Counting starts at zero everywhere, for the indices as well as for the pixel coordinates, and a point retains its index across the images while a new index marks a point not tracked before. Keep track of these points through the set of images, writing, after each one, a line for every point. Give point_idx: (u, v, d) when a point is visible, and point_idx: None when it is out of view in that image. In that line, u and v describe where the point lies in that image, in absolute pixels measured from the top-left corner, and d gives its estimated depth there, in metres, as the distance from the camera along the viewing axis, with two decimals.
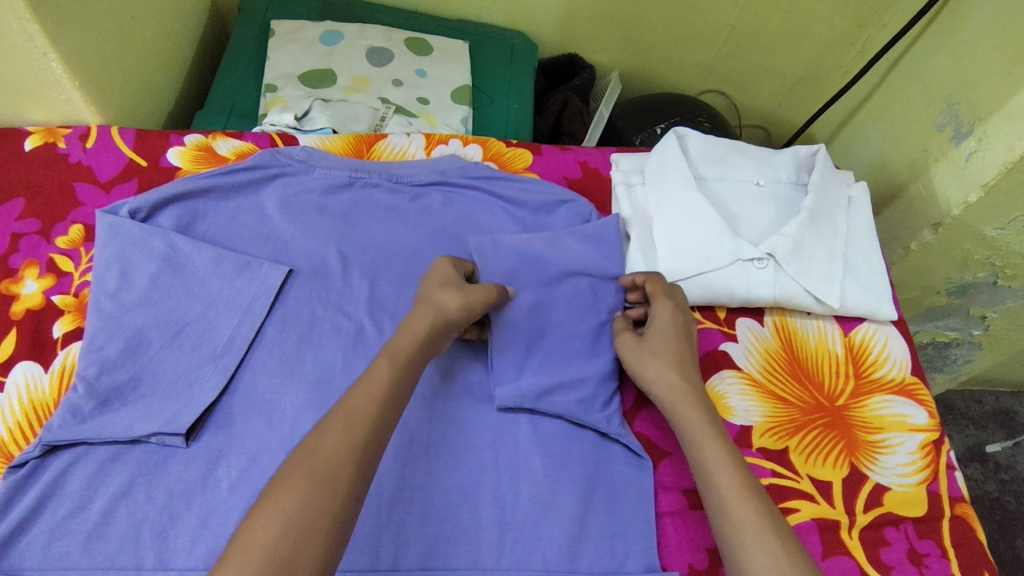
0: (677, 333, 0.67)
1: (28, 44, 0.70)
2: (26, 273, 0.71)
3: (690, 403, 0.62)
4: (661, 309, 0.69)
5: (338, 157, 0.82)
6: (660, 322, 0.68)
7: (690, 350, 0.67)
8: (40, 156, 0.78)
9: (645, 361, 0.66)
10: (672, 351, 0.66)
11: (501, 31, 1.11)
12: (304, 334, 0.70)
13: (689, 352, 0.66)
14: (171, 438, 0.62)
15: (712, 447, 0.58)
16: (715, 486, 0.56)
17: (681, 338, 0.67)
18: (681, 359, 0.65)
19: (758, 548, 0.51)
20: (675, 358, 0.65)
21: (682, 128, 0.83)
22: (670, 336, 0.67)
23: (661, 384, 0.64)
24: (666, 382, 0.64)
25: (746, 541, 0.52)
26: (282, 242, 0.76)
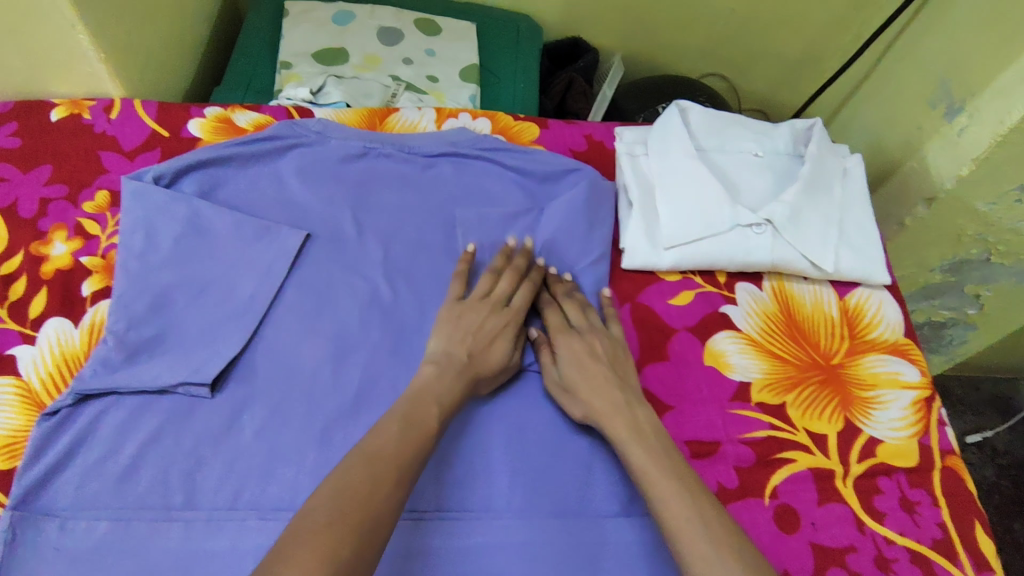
0: (590, 357, 0.67)
1: (57, 16, 0.73)
2: (55, 236, 0.74)
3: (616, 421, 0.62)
4: (562, 341, 0.69)
5: (351, 129, 0.85)
6: (570, 351, 0.68)
7: (612, 364, 0.67)
8: (66, 127, 0.81)
9: (571, 396, 0.66)
10: (593, 373, 0.66)
11: (507, 13, 1.14)
12: (322, 294, 0.73)
13: (609, 367, 0.67)
14: (197, 388, 0.65)
15: (639, 456, 0.58)
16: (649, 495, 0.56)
17: (591, 361, 0.67)
18: (605, 377, 0.65)
19: (696, 548, 0.51)
20: (599, 382, 0.65)
21: (684, 101, 0.86)
22: (586, 362, 0.66)
23: (590, 415, 0.64)
24: (594, 410, 0.63)
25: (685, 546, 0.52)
26: (299, 208, 0.79)
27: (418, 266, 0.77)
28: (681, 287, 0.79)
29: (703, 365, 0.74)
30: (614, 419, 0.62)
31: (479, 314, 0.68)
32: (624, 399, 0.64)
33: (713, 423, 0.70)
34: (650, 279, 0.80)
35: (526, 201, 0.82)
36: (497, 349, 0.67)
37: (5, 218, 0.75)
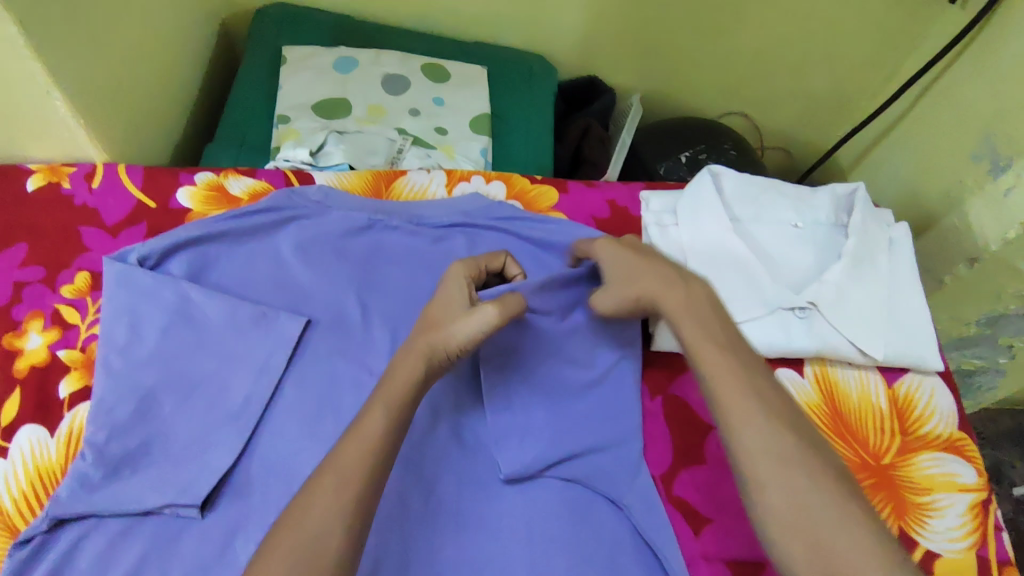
0: (643, 262, 0.63)
1: (30, 82, 0.66)
2: (29, 326, 0.68)
3: (689, 320, 0.57)
4: (606, 252, 0.65)
5: (355, 198, 0.78)
6: (613, 258, 0.64)
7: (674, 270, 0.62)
8: (42, 198, 0.74)
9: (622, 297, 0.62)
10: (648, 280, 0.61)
11: (520, 53, 1.07)
12: (324, 391, 0.67)
13: (669, 270, 0.62)
14: (186, 509, 0.59)
15: (711, 358, 0.54)
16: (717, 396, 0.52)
17: (644, 260, 0.63)
18: (666, 280, 0.61)
19: (775, 483, 0.46)
20: (657, 285, 0.60)
21: (717, 166, 0.79)
22: (633, 263, 0.63)
23: (648, 295, 0.60)
24: (650, 289, 0.60)
25: (762, 476, 0.47)
26: (299, 291, 0.72)
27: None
28: None
29: None
30: (688, 322, 0.57)
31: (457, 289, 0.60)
32: (692, 299, 0.59)
33: None
34: (683, 366, 0.73)
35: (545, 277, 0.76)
36: (456, 301, 0.58)
37: None
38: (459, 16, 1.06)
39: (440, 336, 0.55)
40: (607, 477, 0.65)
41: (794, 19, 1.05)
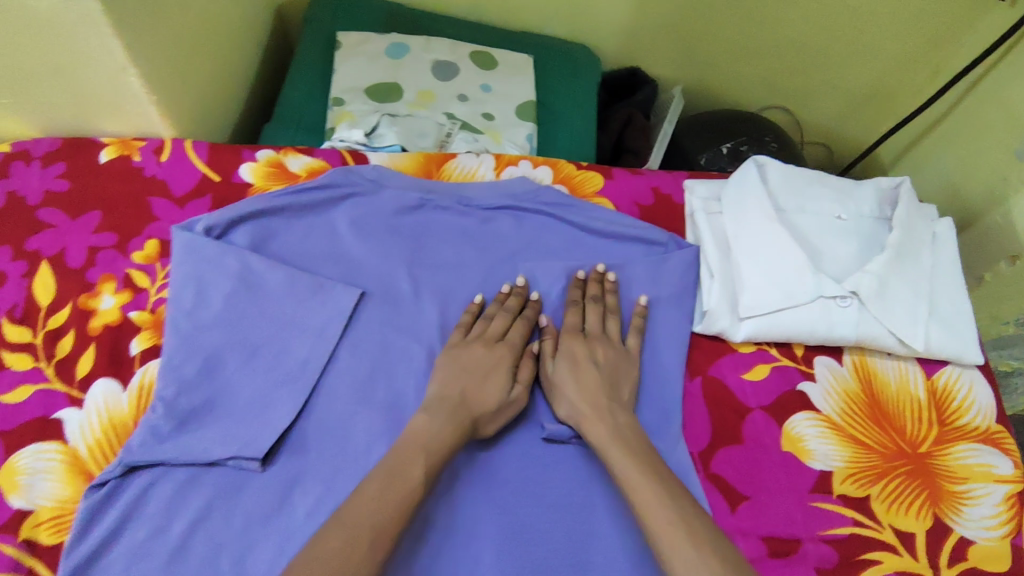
0: (580, 372, 0.67)
1: (107, 58, 0.71)
2: (103, 288, 0.72)
3: (611, 442, 0.60)
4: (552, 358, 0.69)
5: (408, 178, 0.81)
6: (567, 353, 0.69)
7: (606, 394, 0.65)
8: (115, 169, 0.78)
9: (557, 397, 0.66)
10: (590, 405, 0.64)
11: (564, 43, 1.09)
12: (377, 359, 0.70)
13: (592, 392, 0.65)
14: (248, 462, 0.62)
15: (624, 464, 0.58)
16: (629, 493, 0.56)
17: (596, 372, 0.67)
18: (597, 408, 0.63)
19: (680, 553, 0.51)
20: (579, 402, 0.64)
21: (762, 156, 0.80)
22: (581, 371, 0.66)
23: (583, 421, 0.63)
24: (579, 406, 0.64)
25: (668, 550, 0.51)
26: (353, 263, 0.76)
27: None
28: (757, 360, 0.74)
29: (782, 450, 0.69)
30: (612, 448, 0.60)
31: (469, 353, 0.67)
32: (615, 426, 0.62)
33: (792, 517, 0.65)
34: (724, 350, 0.75)
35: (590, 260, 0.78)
36: (495, 387, 0.65)
37: (53, 264, 0.72)
38: (506, 7, 1.08)
39: (469, 416, 0.62)
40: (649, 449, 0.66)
41: (835, 13, 1.06)
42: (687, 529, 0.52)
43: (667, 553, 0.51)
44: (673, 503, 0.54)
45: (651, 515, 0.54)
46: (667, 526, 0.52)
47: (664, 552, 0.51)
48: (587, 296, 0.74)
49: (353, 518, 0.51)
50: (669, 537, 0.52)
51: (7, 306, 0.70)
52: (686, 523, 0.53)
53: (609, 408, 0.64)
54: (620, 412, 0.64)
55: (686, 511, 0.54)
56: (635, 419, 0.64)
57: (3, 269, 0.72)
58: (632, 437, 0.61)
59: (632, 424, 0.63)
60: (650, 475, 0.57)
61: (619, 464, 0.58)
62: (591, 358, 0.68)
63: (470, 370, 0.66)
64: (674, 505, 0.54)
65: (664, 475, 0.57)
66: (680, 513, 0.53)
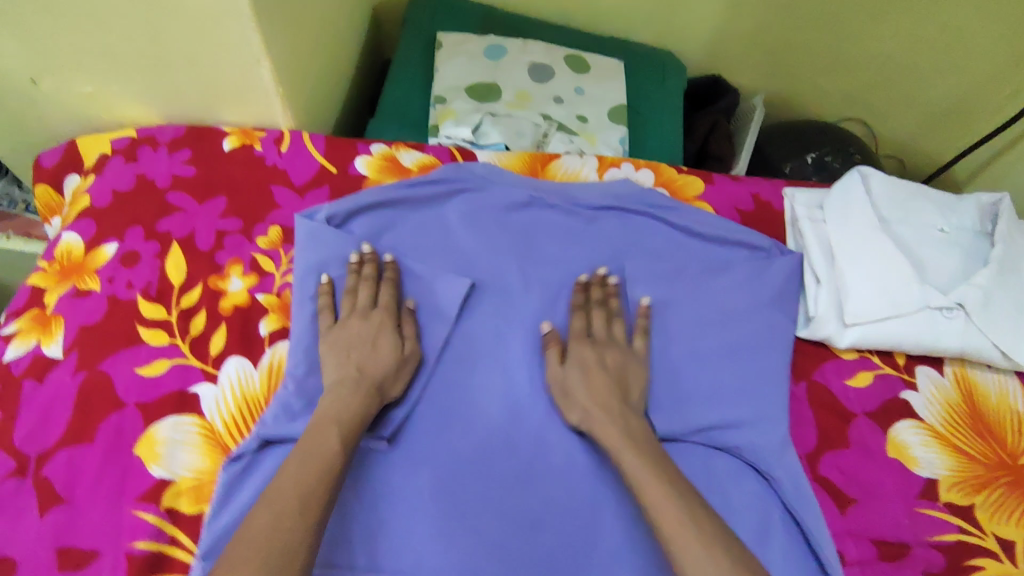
0: (596, 372, 0.67)
1: (245, 51, 0.74)
2: (231, 271, 0.75)
3: (616, 435, 0.61)
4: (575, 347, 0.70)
5: (516, 177, 0.84)
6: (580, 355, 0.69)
7: (623, 403, 0.65)
8: (238, 157, 0.82)
9: (568, 403, 0.67)
10: (600, 408, 0.64)
11: (652, 49, 1.11)
12: (491, 350, 0.72)
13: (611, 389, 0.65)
14: (376, 441, 0.64)
15: (634, 464, 0.57)
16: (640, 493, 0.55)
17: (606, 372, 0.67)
18: (608, 410, 0.64)
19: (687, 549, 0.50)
20: (596, 403, 0.64)
21: (865, 167, 0.82)
22: (594, 378, 0.66)
23: (593, 419, 0.64)
24: (595, 412, 0.64)
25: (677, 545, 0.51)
26: (466, 257, 0.78)
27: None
28: (859, 367, 0.76)
29: (887, 456, 0.70)
30: (618, 442, 0.60)
31: (344, 333, 0.68)
32: (628, 428, 0.62)
33: (899, 522, 0.66)
34: (826, 356, 0.76)
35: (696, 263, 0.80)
36: (383, 351, 0.66)
37: (183, 245, 0.75)
38: (598, 11, 1.11)
39: (373, 381, 0.64)
40: (758, 448, 0.68)
41: (923, 26, 1.07)
42: (698, 531, 0.51)
43: (675, 550, 0.51)
44: (683, 502, 0.54)
45: (658, 510, 0.54)
46: (674, 523, 0.52)
47: (674, 548, 0.51)
48: (590, 300, 0.74)
49: (282, 492, 0.52)
50: (679, 535, 0.51)
51: (142, 283, 0.73)
52: (695, 521, 0.52)
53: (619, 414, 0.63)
54: (634, 421, 0.63)
55: (696, 512, 0.53)
56: (642, 421, 0.64)
57: (136, 248, 0.75)
58: (642, 441, 0.61)
59: (645, 432, 0.62)
60: (658, 474, 0.56)
61: (625, 460, 0.58)
62: (586, 363, 0.67)
63: (353, 347, 0.66)
64: (685, 505, 0.53)
65: (673, 475, 0.57)
66: (690, 513, 0.53)
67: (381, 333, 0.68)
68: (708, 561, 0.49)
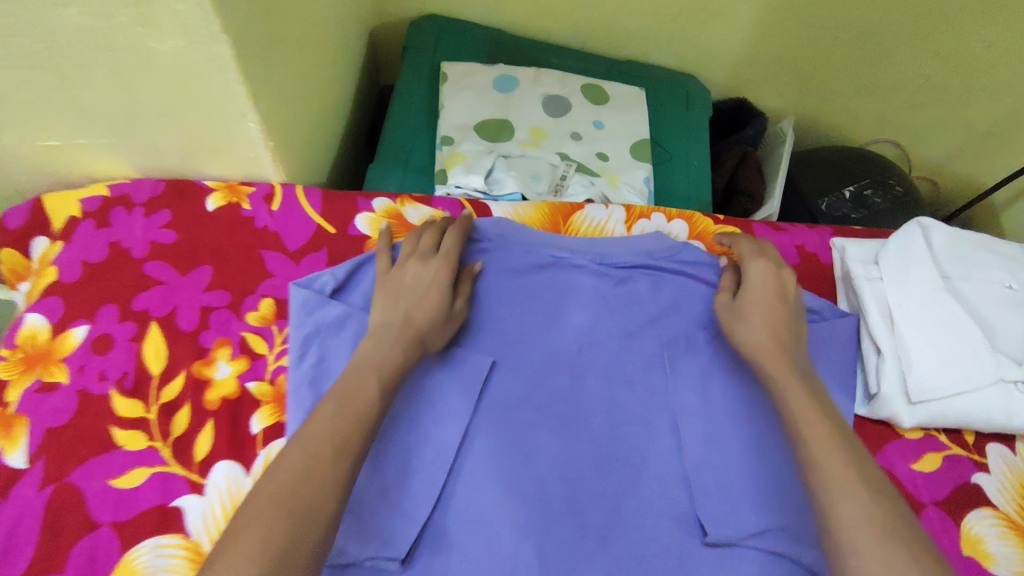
0: (767, 300, 0.65)
1: (228, 104, 0.65)
2: (218, 355, 0.66)
3: (782, 359, 0.59)
4: (756, 267, 0.67)
5: (535, 232, 0.75)
6: (759, 279, 0.67)
7: (784, 336, 0.61)
8: (223, 218, 0.73)
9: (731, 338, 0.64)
10: (764, 329, 0.62)
11: (674, 74, 1.03)
12: (516, 440, 0.64)
13: (783, 311, 0.63)
14: (387, 563, 0.56)
15: (798, 401, 0.55)
16: (804, 440, 0.51)
17: (777, 298, 0.65)
18: (776, 336, 0.61)
19: (847, 500, 0.46)
20: (758, 322, 0.63)
21: (926, 219, 0.75)
22: (764, 303, 0.64)
23: (752, 337, 0.62)
24: (759, 339, 0.61)
25: (831, 492, 0.47)
26: (484, 330, 0.69)
27: (622, 405, 0.68)
28: (925, 449, 0.68)
29: (962, 555, 0.62)
30: (794, 387, 0.56)
31: (407, 274, 0.64)
32: (795, 355, 0.60)
33: None
34: (888, 436, 0.69)
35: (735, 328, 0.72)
36: (433, 301, 0.62)
37: (162, 326, 0.67)
38: (615, 34, 1.02)
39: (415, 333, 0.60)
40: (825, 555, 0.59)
41: (968, 47, 0.98)
42: (866, 484, 0.47)
43: (835, 499, 0.47)
44: (858, 468, 0.49)
45: (823, 456, 0.50)
46: (837, 474, 0.48)
47: (835, 494, 0.47)
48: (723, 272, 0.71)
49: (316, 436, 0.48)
50: (834, 484, 0.48)
51: (117, 374, 0.65)
52: (860, 470, 0.48)
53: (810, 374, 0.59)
54: (800, 366, 0.60)
55: (864, 464, 0.49)
56: (815, 373, 0.60)
57: (110, 331, 0.67)
58: (815, 389, 0.57)
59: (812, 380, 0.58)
60: (828, 421, 0.53)
61: (794, 400, 0.55)
62: (771, 298, 0.65)
63: (406, 296, 0.62)
64: (860, 469, 0.49)
65: (837, 420, 0.53)
66: (867, 478, 0.48)
67: (443, 287, 0.64)
68: (873, 533, 0.44)
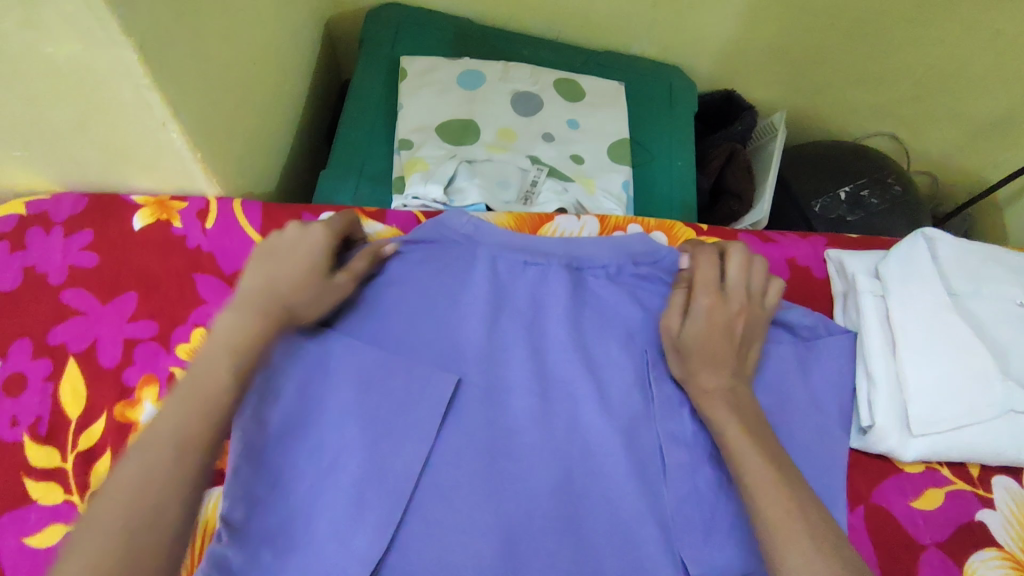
0: (719, 338, 0.58)
1: (145, 113, 0.58)
2: (143, 394, 0.60)
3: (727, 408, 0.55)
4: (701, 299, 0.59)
5: (507, 234, 0.68)
6: (704, 316, 0.58)
7: (730, 358, 0.57)
8: (152, 238, 0.66)
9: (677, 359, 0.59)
10: (709, 369, 0.57)
11: (655, 65, 0.95)
12: (489, 455, 0.55)
13: (727, 347, 0.58)
14: None
15: (742, 445, 0.52)
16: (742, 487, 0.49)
17: (721, 334, 0.58)
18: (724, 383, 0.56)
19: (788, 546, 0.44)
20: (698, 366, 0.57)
21: (932, 230, 0.69)
22: (711, 340, 0.58)
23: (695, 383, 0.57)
24: (701, 383, 0.57)
25: (773, 536, 0.45)
26: (450, 340, 0.61)
27: (592, 433, 0.58)
28: (926, 484, 0.62)
29: None
30: (734, 430, 0.53)
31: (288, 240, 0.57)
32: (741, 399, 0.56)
33: None
34: (886, 470, 0.62)
35: None
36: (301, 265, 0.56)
37: (80, 363, 0.60)
38: (592, 21, 0.94)
39: (272, 292, 0.53)
40: None
41: (972, 33, 0.91)
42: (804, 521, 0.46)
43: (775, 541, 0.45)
44: (792, 490, 0.48)
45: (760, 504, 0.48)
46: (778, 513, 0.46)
47: (781, 542, 0.45)
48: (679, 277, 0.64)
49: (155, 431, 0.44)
50: (778, 531, 0.45)
51: (29, 419, 0.58)
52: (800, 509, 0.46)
53: (731, 381, 0.57)
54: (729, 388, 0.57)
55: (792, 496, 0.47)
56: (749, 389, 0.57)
57: (23, 370, 0.60)
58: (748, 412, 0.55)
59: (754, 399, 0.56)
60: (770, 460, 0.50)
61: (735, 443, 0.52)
62: (727, 321, 0.59)
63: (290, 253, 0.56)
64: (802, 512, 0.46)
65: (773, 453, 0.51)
66: (809, 523, 0.46)
67: (323, 254, 0.57)
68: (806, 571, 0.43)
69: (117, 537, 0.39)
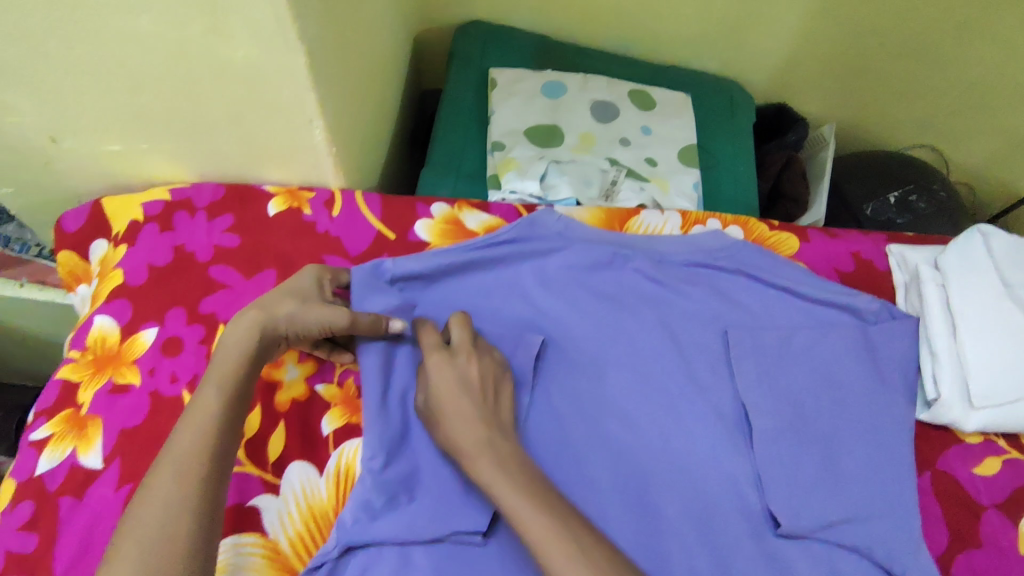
0: (461, 398, 0.55)
1: (297, 111, 0.66)
2: (286, 357, 0.67)
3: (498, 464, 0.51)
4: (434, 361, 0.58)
5: (594, 230, 0.74)
6: (440, 382, 0.56)
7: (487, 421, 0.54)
8: (285, 222, 0.74)
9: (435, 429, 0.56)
10: (471, 424, 0.54)
11: (716, 79, 1.03)
12: (590, 418, 0.64)
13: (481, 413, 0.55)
14: (469, 536, 0.56)
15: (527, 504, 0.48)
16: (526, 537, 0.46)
17: (458, 391, 0.56)
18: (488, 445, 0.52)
19: None
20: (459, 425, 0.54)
21: (987, 227, 0.75)
22: (456, 397, 0.55)
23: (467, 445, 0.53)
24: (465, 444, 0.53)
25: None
26: (552, 319, 0.69)
27: (679, 406, 0.66)
28: (984, 453, 0.68)
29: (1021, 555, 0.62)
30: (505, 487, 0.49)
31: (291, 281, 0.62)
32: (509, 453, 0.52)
33: None
34: (948, 440, 0.69)
35: (795, 322, 0.71)
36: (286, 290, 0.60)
37: None
38: (661, 39, 1.02)
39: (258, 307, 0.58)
40: (886, 545, 0.61)
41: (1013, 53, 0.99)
42: None
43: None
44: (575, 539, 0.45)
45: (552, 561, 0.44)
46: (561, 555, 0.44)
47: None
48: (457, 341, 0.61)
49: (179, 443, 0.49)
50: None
51: (187, 376, 0.65)
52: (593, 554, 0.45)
53: (488, 433, 0.53)
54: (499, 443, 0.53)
55: None
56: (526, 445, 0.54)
57: (179, 334, 0.67)
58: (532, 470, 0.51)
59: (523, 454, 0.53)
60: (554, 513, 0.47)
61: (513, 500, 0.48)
62: (464, 379, 0.57)
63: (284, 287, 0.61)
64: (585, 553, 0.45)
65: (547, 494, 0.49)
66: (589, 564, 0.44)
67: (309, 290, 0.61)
68: None
69: (153, 532, 0.43)
